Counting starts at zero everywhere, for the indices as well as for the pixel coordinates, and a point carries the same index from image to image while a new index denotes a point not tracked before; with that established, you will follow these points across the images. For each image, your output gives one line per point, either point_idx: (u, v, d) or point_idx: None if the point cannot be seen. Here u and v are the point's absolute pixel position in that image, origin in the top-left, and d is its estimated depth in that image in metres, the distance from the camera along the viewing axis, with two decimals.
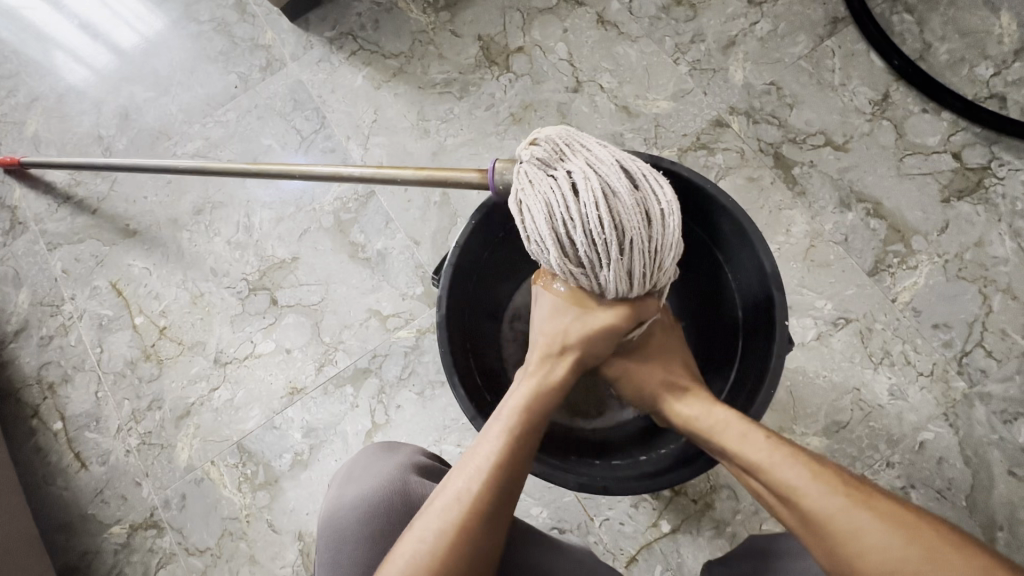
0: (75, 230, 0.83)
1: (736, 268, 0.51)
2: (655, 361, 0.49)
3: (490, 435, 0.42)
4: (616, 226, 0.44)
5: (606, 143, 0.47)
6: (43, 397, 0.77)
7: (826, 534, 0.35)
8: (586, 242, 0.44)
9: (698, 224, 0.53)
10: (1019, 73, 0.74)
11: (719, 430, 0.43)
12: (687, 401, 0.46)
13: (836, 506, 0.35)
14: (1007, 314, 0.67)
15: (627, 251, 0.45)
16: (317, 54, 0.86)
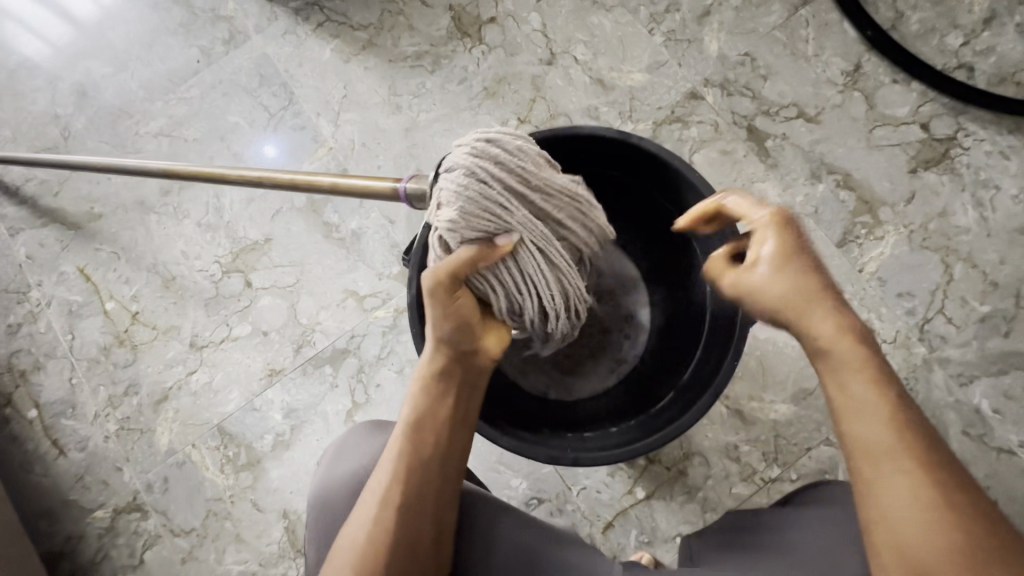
0: (38, 214, 0.80)
1: (704, 244, 0.52)
2: (801, 276, 0.38)
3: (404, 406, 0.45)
4: (522, 274, 0.46)
5: (519, 210, 0.44)
6: (15, 385, 0.76)
7: (881, 517, 0.34)
8: (496, 292, 0.46)
9: (667, 199, 0.53)
10: (986, 43, 0.75)
11: (837, 370, 0.36)
12: (825, 324, 0.37)
13: (918, 518, 0.32)
14: (967, 281, 0.70)
15: (534, 301, 0.47)
16: (283, 26, 0.83)
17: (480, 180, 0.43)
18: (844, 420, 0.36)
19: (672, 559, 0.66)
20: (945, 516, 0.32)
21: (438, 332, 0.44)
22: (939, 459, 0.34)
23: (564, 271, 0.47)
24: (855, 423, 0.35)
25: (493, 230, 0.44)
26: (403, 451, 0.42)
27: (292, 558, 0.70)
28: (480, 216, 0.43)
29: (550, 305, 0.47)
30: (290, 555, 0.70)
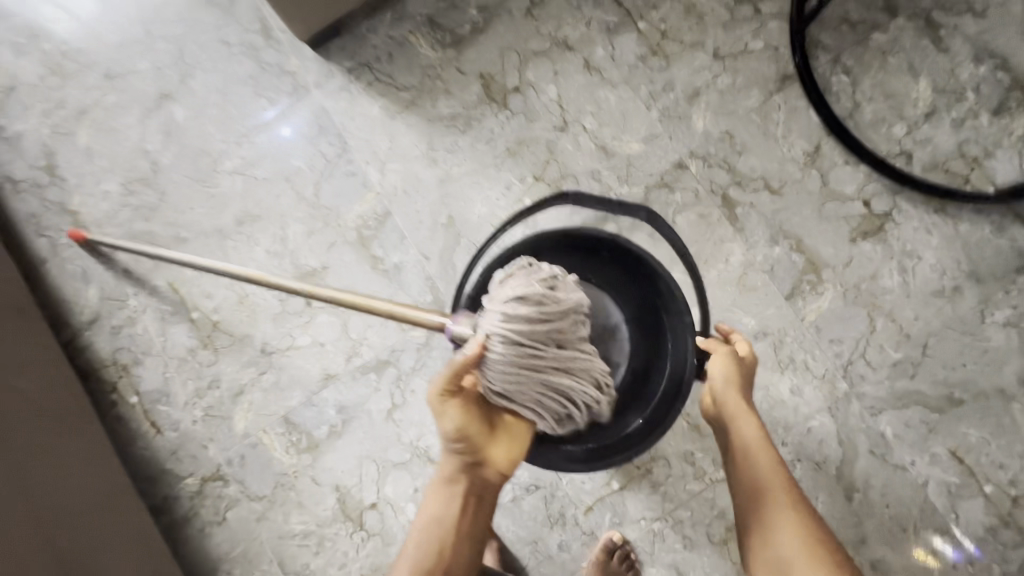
0: (134, 235, 0.97)
1: (669, 311, 0.72)
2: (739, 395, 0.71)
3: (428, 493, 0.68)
4: (556, 392, 0.59)
5: (542, 354, 0.57)
6: (119, 375, 0.94)
7: (768, 528, 0.66)
8: (541, 411, 0.60)
9: (644, 278, 0.73)
10: (925, 134, 0.91)
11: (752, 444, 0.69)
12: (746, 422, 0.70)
13: (792, 524, 0.65)
14: (886, 332, 0.87)
15: (571, 407, 0.60)
16: (339, 83, 0.98)
17: (506, 342, 0.56)
18: (757, 475, 0.68)
19: (637, 536, 0.86)
20: (803, 527, 0.65)
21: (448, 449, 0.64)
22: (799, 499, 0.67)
23: (589, 374, 0.60)
24: (750, 471, 0.68)
25: (531, 376, 0.58)
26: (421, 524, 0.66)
27: (342, 521, 0.89)
28: (516, 370, 0.57)
29: (581, 405, 0.60)
30: (340, 519, 0.89)
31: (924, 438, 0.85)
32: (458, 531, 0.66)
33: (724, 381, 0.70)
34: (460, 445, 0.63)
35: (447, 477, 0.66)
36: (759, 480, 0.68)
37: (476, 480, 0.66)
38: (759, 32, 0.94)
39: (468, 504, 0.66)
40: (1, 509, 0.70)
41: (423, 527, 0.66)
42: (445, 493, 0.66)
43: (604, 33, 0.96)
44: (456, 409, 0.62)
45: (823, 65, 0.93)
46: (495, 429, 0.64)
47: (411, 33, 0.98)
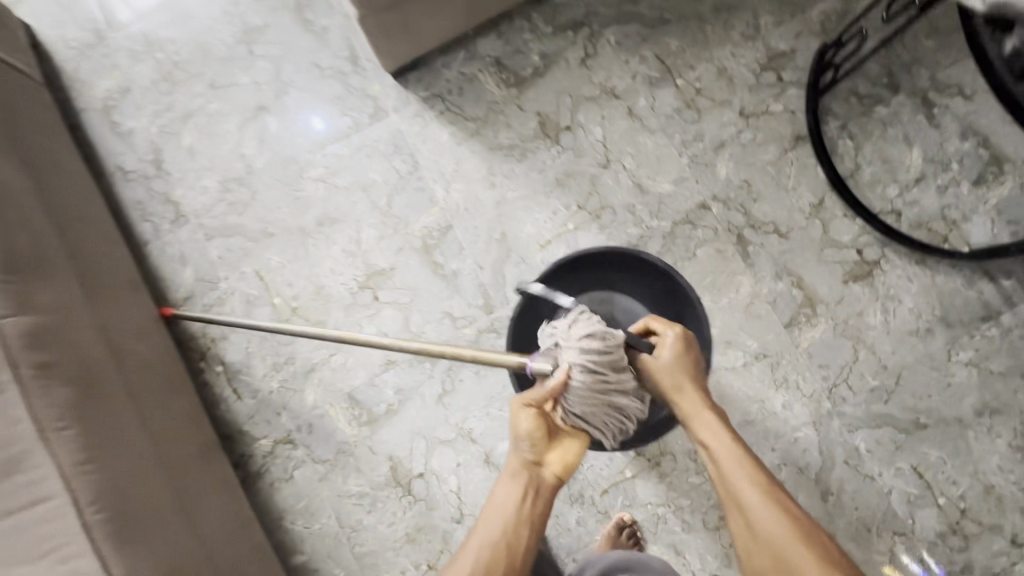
0: (227, 227, 1.12)
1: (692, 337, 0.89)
2: (690, 391, 0.78)
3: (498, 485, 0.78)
4: (618, 411, 0.75)
5: (610, 380, 0.72)
6: (207, 347, 1.09)
7: (734, 507, 0.74)
8: (606, 426, 0.75)
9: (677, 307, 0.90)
10: (914, 196, 1.06)
11: (708, 437, 0.77)
12: (698, 419, 0.78)
13: (756, 500, 0.73)
14: (867, 362, 1.03)
15: (628, 422, 0.76)
16: (414, 109, 1.13)
17: (584, 374, 0.71)
18: (717, 464, 0.76)
19: (643, 517, 1.01)
20: (771, 500, 0.73)
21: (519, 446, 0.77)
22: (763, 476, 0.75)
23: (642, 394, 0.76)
24: (715, 462, 0.77)
25: (601, 397, 0.73)
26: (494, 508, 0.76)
27: (392, 486, 1.04)
28: (592, 395, 0.72)
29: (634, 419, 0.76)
30: (391, 484, 1.04)
31: (892, 453, 1.01)
32: (519, 520, 0.76)
33: (664, 383, 0.78)
34: (528, 443, 0.76)
35: (511, 472, 0.78)
36: (722, 467, 0.76)
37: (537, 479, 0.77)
38: (779, 96, 1.10)
39: (529, 497, 0.77)
40: (154, 428, 0.86)
41: (488, 514, 0.76)
42: (507, 486, 0.78)
43: (647, 85, 1.11)
44: (529, 414, 0.75)
45: (832, 129, 1.09)
46: (556, 438, 0.77)
47: (480, 71, 1.13)
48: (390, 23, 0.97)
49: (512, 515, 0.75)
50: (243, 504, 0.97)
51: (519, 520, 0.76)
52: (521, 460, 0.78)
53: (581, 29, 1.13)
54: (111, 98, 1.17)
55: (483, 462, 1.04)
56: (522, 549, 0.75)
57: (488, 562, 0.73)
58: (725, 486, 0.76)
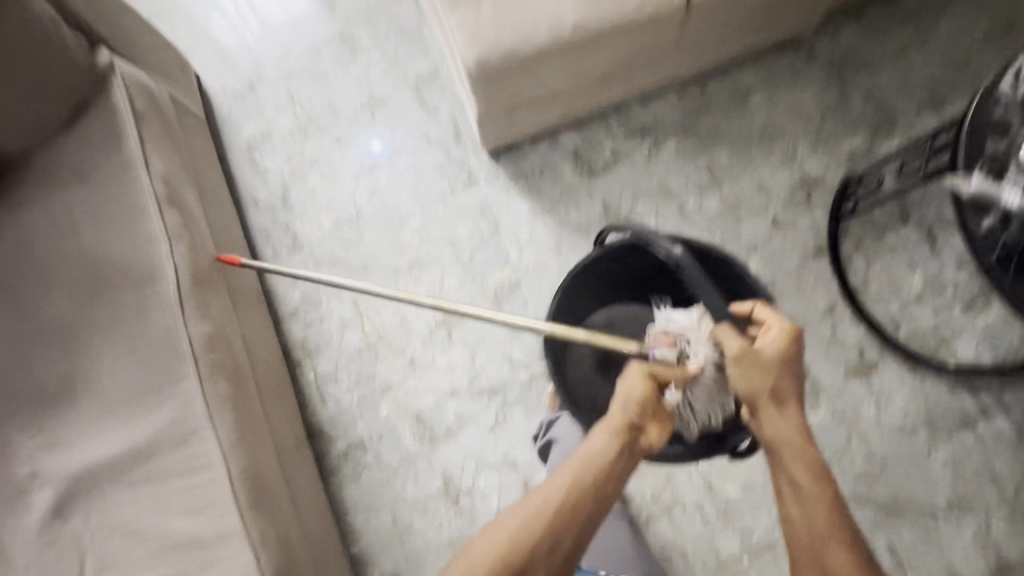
0: (334, 259, 1.34)
1: None
2: (785, 386, 0.79)
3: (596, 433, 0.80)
4: None
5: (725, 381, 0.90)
6: (304, 356, 1.30)
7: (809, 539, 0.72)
8: None
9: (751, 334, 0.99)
10: (912, 312, 1.26)
11: (788, 442, 0.77)
12: (786, 417, 0.78)
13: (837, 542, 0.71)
14: (858, 448, 1.21)
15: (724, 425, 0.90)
16: (502, 183, 1.36)
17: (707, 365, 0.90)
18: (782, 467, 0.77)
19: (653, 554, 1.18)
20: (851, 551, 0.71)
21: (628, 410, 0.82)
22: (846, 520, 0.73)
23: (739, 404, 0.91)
24: (787, 466, 0.76)
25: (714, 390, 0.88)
26: (593, 450, 0.78)
27: (442, 497, 1.23)
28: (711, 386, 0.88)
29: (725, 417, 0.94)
30: (442, 496, 1.23)
31: (872, 530, 1.18)
32: (611, 472, 0.77)
33: (765, 384, 0.79)
34: (637, 409, 0.83)
35: (615, 425, 0.81)
36: (795, 477, 0.75)
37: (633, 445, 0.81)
38: (807, 213, 1.31)
39: (619, 459, 0.78)
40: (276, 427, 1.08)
41: (584, 456, 0.78)
42: (608, 440, 0.79)
43: (697, 189, 1.33)
44: (641, 383, 0.84)
45: (849, 247, 1.29)
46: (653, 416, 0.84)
47: (560, 159, 1.36)
48: (499, 125, 1.22)
49: (599, 471, 0.76)
50: (320, 493, 1.16)
51: (605, 479, 0.77)
52: (622, 416, 0.82)
53: (647, 135, 1.36)
54: (253, 139, 1.42)
55: (522, 487, 1.23)
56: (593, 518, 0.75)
57: (578, 492, 0.75)
58: (810, 521, 0.73)
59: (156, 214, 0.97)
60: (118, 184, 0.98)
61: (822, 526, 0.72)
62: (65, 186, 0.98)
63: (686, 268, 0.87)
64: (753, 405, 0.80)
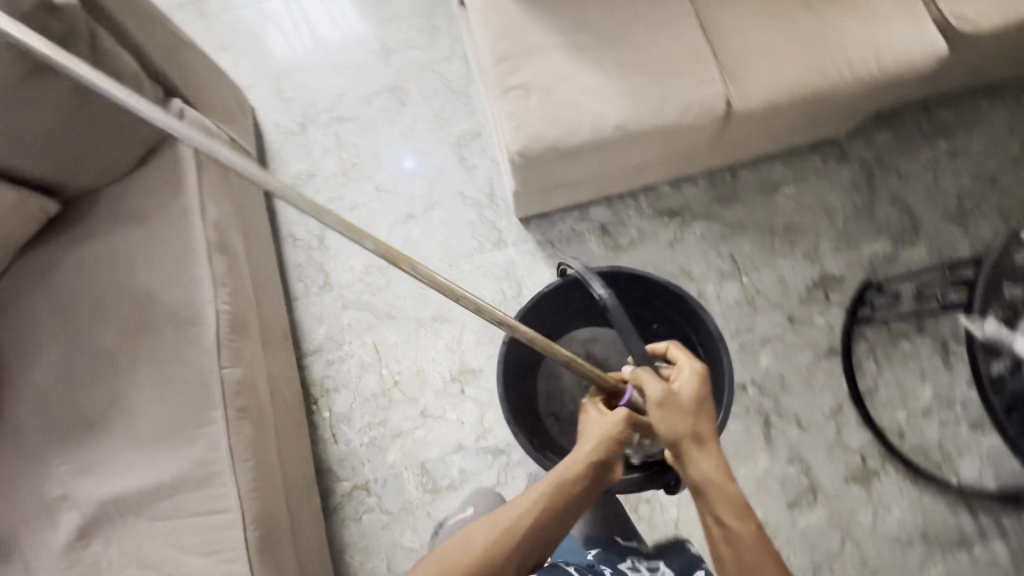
0: (361, 303, 1.40)
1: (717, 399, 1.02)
2: (704, 423, 0.80)
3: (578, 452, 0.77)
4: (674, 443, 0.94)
5: None
6: (321, 394, 1.35)
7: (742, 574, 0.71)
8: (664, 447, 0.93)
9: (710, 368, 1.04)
10: (919, 423, 1.27)
11: (713, 480, 0.76)
12: (705, 455, 0.78)
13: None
14: (850, 554, 1.22)
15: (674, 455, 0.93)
16: (529, 248, 1.41)
17: None
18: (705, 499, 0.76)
19: None
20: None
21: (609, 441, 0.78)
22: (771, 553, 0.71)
23: None
24: (712, 501, 0.75)
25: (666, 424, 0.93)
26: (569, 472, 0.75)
27: None
28: None
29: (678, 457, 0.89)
30: None
31: None
32: (576, 501, 0.74)
33: (686, 425, 0.79)
34: (615, 439, 0.79)
35: (590, 452, 0.77)
36: (718, 509, 0.75)
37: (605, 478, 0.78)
38: (824, 312, 1.33)
39: (580, 485, 0.75)
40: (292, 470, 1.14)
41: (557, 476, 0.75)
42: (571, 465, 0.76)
43: (718, 276, 1.37)
44: (626, 407, 0.81)
45: (862, 350, 1.31)
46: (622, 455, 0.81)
47: (587, 230, 1.41)
48: (535, 199, 1.27)
49: (557, 495, 0.73)
50: (322, 532, 1.21)
51: (564, 504, 0.73)
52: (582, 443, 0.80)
53: (675, 217, 1.40)
54: (298, 178, 1.49)
55: None
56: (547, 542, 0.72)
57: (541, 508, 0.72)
58: (739, 557, 0.71)
59: (206, 260, 1.04)
60: (174, 229, 1.05)
61: (754, 562, 0.70)
62: (126, 224, 1.05)
63: (613, 307, 0.91)
64: (676, 448, 0.79)
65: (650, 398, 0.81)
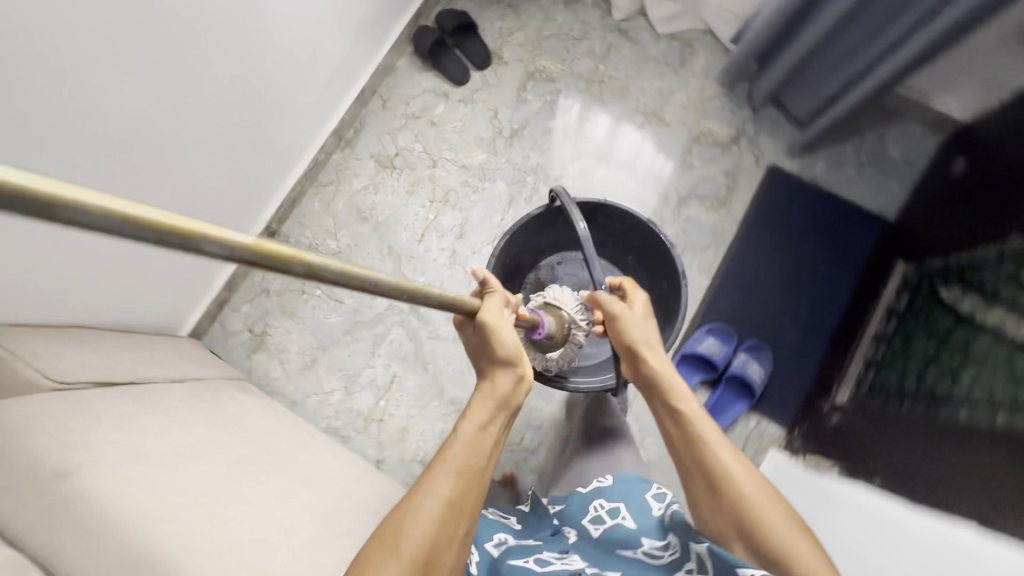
0: None
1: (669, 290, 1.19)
2: (648, 326, 0.96)
3: (477, 410, 0.79)
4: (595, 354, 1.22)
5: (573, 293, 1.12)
6: None
7: (726, 485, 0.77)
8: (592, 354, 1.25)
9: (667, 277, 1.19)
10: None
11: (668, 379, 0.91)
12: (658, 362, 0.93)
13: (759, 489, 0.75)
14: None
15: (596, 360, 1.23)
16: None
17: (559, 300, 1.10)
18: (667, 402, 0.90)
19: None
20: (768, 488, 0.76)
21: (504, 361, 0.82)
22: (741, 466, 0.78)
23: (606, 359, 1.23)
24: (670, 408, 0.89)
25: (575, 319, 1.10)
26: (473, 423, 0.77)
27: None
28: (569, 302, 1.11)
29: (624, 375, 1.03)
30: None
31: None
32: (487, 440, 0.76)
33: (638, 333, 0.94)
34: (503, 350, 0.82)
35: (496, 390, 0.81)
36: (681, 424, 0.87)
37: (510, 403, 0.82)
38: None
39: (500, 408, 0.81)
40: None
41: (457, 441, 0.75)
42: (501, 381, 0.83)
43: None
44: (500, 317, 0.84)
45: None
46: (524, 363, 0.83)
47: None
48: None
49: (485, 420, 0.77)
50: None
51: (486, 424, 0.78)
52: (495, 366, 0.84)
53: None
54: None
55: None
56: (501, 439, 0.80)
57: (460, 468, 0.72)
58: (684, 431, 0.86)
59: None
60: None
61: (703, 438, 0.82)
62: None
63: (585, 244, 1.00)
64: (635, 358, 0.94)
65: (607, 313, 0.98)
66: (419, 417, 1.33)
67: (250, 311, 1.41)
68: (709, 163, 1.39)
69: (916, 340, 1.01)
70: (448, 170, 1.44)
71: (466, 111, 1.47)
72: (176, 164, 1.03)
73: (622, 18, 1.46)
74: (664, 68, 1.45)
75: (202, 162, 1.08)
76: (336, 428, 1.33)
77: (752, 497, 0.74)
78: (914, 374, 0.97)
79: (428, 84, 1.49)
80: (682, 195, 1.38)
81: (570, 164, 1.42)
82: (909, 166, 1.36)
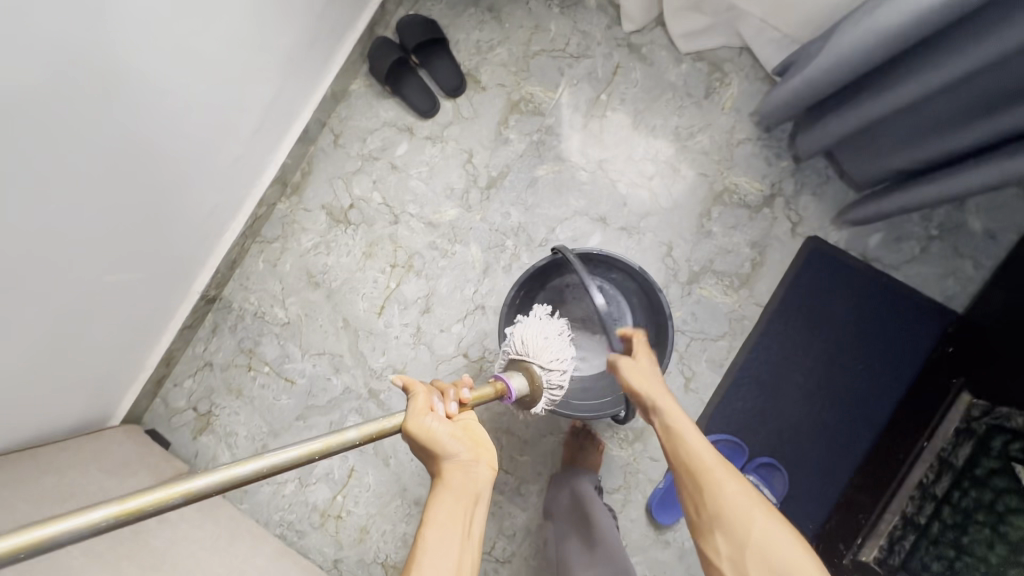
0: None
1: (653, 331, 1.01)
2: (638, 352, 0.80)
3: (439, 508, 0.57)
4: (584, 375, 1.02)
5: (547, 322, 0.86)
6: None
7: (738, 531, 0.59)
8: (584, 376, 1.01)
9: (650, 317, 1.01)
10: None
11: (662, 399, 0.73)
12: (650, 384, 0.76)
13: (773, 535, 0.58)
14: None
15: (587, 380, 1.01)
16: None
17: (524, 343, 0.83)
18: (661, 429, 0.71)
19: None
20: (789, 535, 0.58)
21: (460, 448, 0.61)
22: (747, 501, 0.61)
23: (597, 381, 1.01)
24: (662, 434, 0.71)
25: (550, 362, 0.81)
26: (440, 521, 0.56)
27: None
28: (542, 337, 0.83)
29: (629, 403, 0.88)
30: None
31: None
32: (464, 545, 0.56)
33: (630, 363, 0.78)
34: (455, 440, 0.61)
35: (453, 483, 0.60)
36: (677, 451, 0.68)
37: (477, 492, 0.60)
38: None
39: (470, 510, 0.59)
40: None
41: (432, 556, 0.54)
42: (458, 476, 0.60)
43: None
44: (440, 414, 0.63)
45: None
46: (480, 445, 0.63)
47: None
48: None
49: (457, 521, 0.57)
50: None
51: (459, 526, 0.56)
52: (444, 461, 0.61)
53: None
54: None
55: None
56: (479, 544, 0.58)
57: None
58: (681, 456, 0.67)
59: None
60: None
61: (705, 468, 0.64)
62: None
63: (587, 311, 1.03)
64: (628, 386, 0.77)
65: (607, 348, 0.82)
66: (380, 516, 1.19)
67: (193, 387, 1.25)
68: (731, 229, 1.12)
69: (967, 526, 0.83)
70: (412, 228, 1.20)
71: (434, 152, 1.20)
72: (61, 291, 0.84)
73: (633, 30, 1.15)
74: (682, 100, 1.15)
75: (80, 277, 0.86)
76: (289, 523, 1.20)
77: (765, 543, 0.58)
78: (946, 565, 0.84)
79: (389, 116, 1.22)
80: (696, 270, 1.12)
81: (558, 224, 1.16)
82: (992, 241, 1.06)
